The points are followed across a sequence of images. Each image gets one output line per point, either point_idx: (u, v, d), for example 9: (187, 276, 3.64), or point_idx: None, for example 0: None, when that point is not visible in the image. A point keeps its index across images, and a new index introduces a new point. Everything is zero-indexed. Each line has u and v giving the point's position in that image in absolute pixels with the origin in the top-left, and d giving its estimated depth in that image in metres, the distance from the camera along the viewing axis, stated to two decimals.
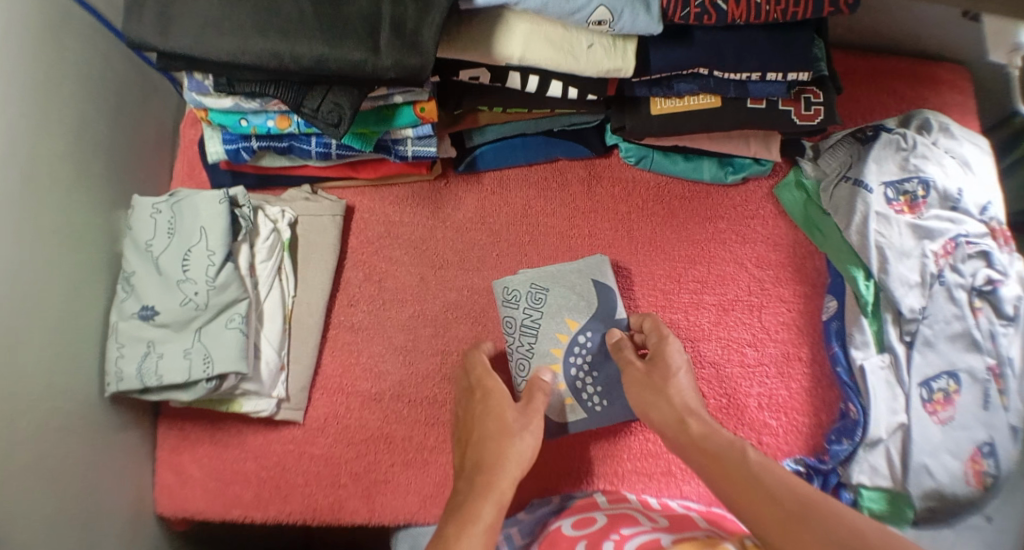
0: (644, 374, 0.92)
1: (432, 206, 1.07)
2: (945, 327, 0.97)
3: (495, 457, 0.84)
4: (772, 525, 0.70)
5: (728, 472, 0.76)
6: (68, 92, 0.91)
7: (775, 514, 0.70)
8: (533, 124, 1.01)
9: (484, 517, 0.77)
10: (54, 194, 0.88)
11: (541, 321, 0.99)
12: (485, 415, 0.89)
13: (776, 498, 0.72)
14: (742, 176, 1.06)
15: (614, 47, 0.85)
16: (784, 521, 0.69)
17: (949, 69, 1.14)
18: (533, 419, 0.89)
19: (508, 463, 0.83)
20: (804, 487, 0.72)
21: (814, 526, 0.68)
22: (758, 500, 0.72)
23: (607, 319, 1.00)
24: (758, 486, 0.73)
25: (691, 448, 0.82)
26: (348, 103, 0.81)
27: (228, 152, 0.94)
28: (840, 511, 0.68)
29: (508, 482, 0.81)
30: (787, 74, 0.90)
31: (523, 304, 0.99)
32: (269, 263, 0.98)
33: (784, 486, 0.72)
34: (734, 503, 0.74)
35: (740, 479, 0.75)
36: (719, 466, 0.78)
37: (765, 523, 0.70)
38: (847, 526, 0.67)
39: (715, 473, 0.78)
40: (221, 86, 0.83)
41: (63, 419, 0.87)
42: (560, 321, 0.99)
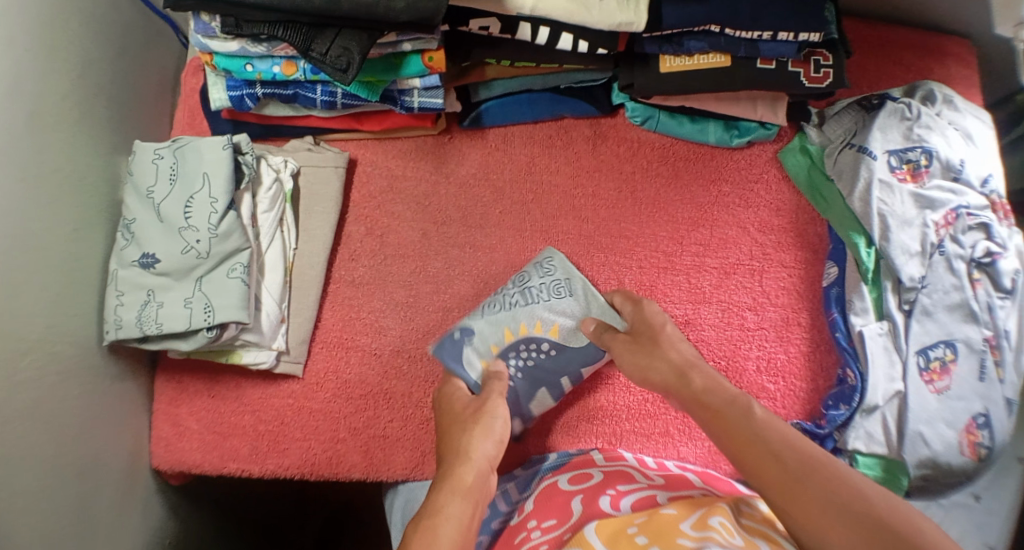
0: (629, 345, 0.90)
1: (435, 161, 1.06)
2: (944, 297, 0.97)
3: (456, 452, 0.83)
4: (776, 481, 0.71)
5: (731, 426, 0.77)
6: (70, 30, 0.89)
7: (779, 469, 0.72)
8: (540, 81, 1.01)
9: (443, 511, 0.76)
10: (55, 134, 0.86)
11: (540, 303, 0.98)
12: (448, 419, 0.89)
13: (778, 454, 0.73)
14: (747, 140, 1.07)
15: (627, 0, 0.85)
16: (788, 477, 0.71)
17: (956, 41, 1.13)
18: (487, 418, 0.86)
19: (473, 455, 0.82)
20: (807, 445, 0.73)
21: (817, 482, 0.69)
22: (761, 455, 0.73)
23: (574, 361, 0.96)
24: (761, 439, 0.75)
25: (693, 404, 0.82)
26: (356, 47, 0.79)
27: (231, 99, 0.93)
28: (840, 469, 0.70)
29: (473, 473, 0.80)
30: (799, 34, 0.90)
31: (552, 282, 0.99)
32: (270, 214, 0.97)
33: (787, 441, 0.74)
34: (738, 458, 0.75)
35: (743, 435, 0.76)
36: (721, 419, 0.78)
37: (768, 477, 0.72)
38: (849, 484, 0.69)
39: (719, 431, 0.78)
40: (228, 28, 0.81)
41: (62, 365, 0.86)
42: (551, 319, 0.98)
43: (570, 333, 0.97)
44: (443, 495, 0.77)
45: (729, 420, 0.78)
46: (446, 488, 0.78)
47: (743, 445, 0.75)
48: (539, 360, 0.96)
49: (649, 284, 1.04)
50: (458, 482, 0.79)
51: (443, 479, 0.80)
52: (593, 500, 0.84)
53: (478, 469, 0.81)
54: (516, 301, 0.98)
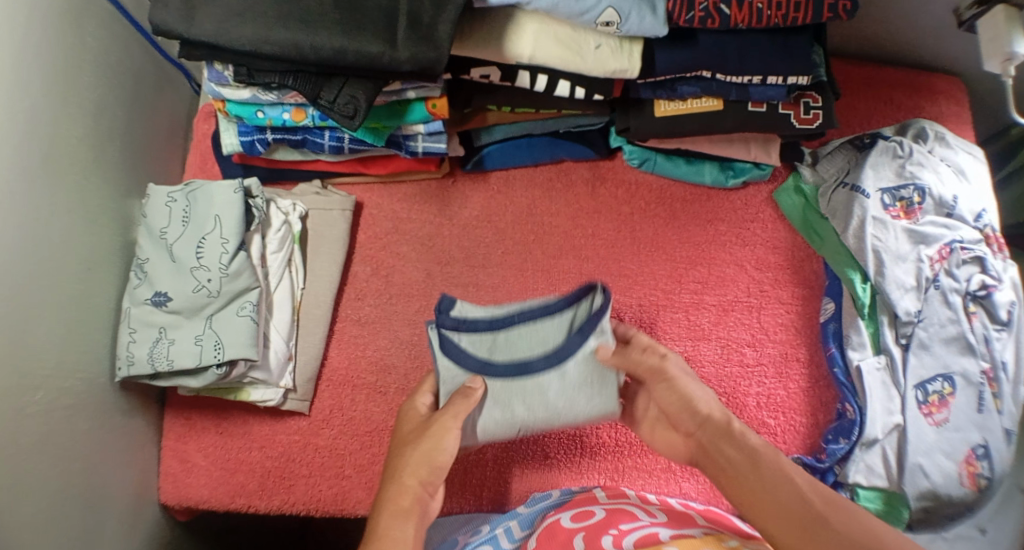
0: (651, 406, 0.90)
1: (439, 203, 1.09)
2: (940, 330, 0.99)
3: (395, 471, 0.84)
4: (798, 532, 0.70)
5: (744, 485, 0.76)
6: (86, 77, 0.94)
7: (786, 510, 0.72)
8: (538, 125, 1.04)
9: (380, 532, 0.78)
10: (69, 174, 0.90)
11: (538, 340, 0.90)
12: (398, 437, 0.89)
13: (790, 497, 0.72)
14: (742, 180, 1.10)
15: (620, 48, 0.89)
16: (806, 525, 0.70)
17: (945, 79, 1.17)
18: (434, 440, 0.85)
19: (406, 477, 0.82)
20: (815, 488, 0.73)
21: (841, 526, 0.68)
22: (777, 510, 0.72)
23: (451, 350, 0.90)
24: (775, 486, 0.74)
25: (722, 472, 0.78)
26: (362, 95, 0.83)
27: (242, 144, 0.97)
28: (859, 514, 0.70)
29: (409, 495, 0.81)
30: (787, 77, 0.93)
31: (558, 342, 0.90)
32: (279, 254, 1.00)
33: (803, 483, 0.73)
34: (758, 514, 0.73)
35: (757, 492, 0.74)
36: (737, 477, 0.77)
37: (795, 537, 0.70)
38: (876, 529, 0.68)
39: (730, 481, 0.77)
40: (240, 77, 0.86)
41: (73, 398, 0.88)
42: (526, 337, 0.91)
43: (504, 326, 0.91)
44: (386, 519, 0.79)
45: (741, 464, 0.77)
46: (396, 523, 0.78)
47: (766, 501, 0.73)
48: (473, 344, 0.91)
49: (649, 322, 1.06)
50: (406, 517, 0.79)
51: (386, 496, 0.81)
52: (595, 539, 0.83)
53: (414, 490, 0.81)
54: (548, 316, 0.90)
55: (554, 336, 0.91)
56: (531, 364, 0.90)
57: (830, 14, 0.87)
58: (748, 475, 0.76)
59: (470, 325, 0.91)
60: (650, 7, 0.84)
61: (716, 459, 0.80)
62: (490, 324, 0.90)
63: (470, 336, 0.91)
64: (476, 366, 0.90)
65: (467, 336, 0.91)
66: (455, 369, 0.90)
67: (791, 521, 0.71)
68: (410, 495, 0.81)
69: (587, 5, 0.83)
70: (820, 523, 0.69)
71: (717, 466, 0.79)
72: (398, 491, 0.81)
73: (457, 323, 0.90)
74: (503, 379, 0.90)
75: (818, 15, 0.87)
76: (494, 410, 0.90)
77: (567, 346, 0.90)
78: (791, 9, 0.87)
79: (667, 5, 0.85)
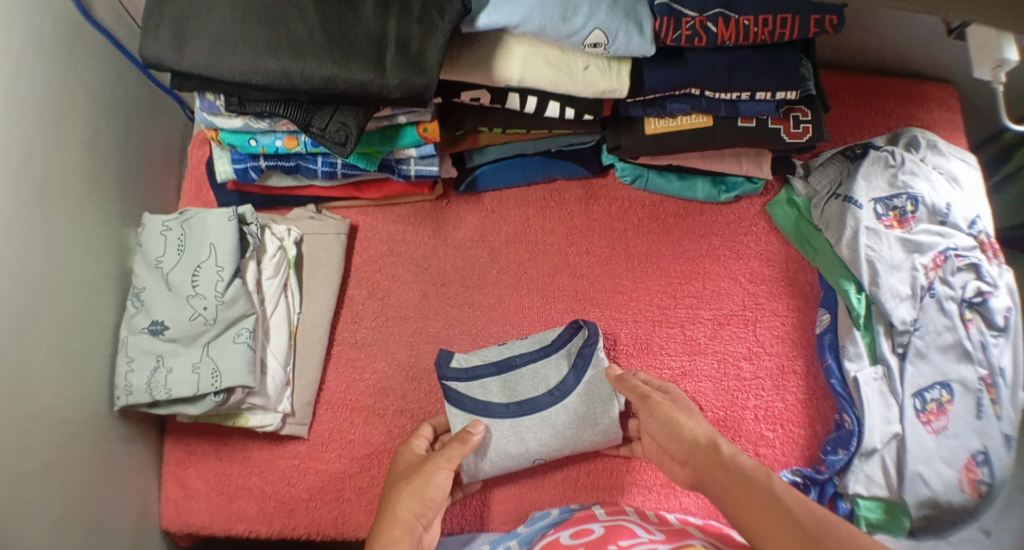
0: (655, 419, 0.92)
1: (434, 225, 1.10)
2: (937, 338, 0.99)
3: (386, 504, 0.87)
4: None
5: (744, 504, 0.76)
6: (80, 108, 0.94)
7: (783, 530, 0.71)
8: (530, 145, 1.05)
9: None
10: (64, 206, 0.90)
11: (542, 384, 0.99)
12: (391, 475, 0.93)
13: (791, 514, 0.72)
14: (735, 195, 1.10)
15: (609, 68, 0.89)
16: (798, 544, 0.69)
17: (937, 87, 1.18)
18: (426, 477, 0.89)
19: (399, 510, 0.86)
20: (818, 508, 0.72)
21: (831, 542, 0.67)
22: (775, 526, 0.72)
23: (456, 395, 0.98)
24: (775, 503, 0.74)
25: (724, 493, 0.79)
26: (354, 122, 0.84)
27: (236, 171, 0.98)
28: (852, 533, 0.68)
29: (401, 527, 0.84)
30: (775, 92, 0.94)
31: (562, 378, 0.99)
32: (275, 280, 1.01)
33: (793, 501, 0.73)
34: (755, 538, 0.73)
35: (757, 510, 0.74)
36: (737, 496, 0.77)
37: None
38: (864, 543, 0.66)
39: (733, 502, 0.77)
40: (232, 106, 0.86)
41: (73, 430, 0.89)
42: (533, 382, 0.99)
43: (509, 384, 0.99)
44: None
45: (741, 482, 0.78)
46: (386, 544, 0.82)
47: (760, 522, 0.73)
48: (482, 392, 0.98)
49: (644, 338, 1.06)
50: (398, 544, 0.82)
51: (379, 529, 0.84)
52: None
53: (406, 522, 0.84)
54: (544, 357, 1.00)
55: (553, 377, 0.99)
56: (537, 404, 0.98)
57: (817, 29, 0.89)
58: (740, 495, 0.77)
59: (472, 373, 0.99)
60: (638, 27, 0.85)
61: (713, 485, 0.81)
62: (490, 369, 0.99)
63: (476, 384, 0.99)
64: (480, 411, 0.97)
65: (473, 383, 0.99)
66: (461, 415, 0.97)
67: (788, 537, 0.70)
68: (402, 526, 0.84)
69: (574, 27, 0.83)
70: (811, 540, 0.68)
71: (720, 486, 0.80)
72: (391, 521, 0.85)
73: (459, 375, 0.98)
74: (508, 420, 0.97)
75: (806, 29, 0.88)
76: (507, 448, 0.96)
77: (567, 382, 0.99)
78: (778, 25, 0.88)
79: (654, 25, 0.86)
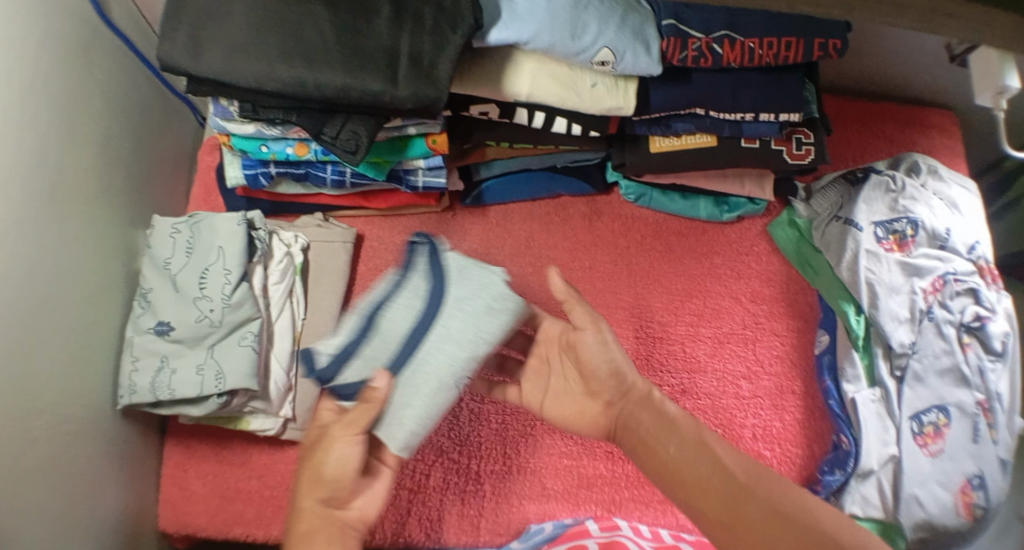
0: (596, 346, 0.84)
1: (439, 235, 1.11)
2: (935, 362, 0.99)
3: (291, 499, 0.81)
4: (714, 504, 0.69)
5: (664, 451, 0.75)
6: (94, 111, 0.96)
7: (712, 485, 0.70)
8: (537, 160, 1.06)
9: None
10: (74, 205, 0.92)
11: (403, 305, 0.83)
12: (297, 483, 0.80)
13: (721, 468, 0.71)
14: (737, 215, 1.12)
15: (616, 87, 0.91)
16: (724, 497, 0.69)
17: (937, 113, 1.20)
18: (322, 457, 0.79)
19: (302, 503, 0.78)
20: (749, 460, 0.73)
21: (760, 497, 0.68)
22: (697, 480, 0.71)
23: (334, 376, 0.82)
24: (700, 455, 0.73)
25: (644, 441, 0.77)
26: (365, 131, 0.86)
27: (246, 177, 0.99)
28: (791, 490, 0.69)
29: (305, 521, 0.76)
30: (779, 114, 0.96)
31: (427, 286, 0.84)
32: (281, 285, 1.01)
33: (720, 451, 0.73)
34: (675, 490, 0.73)
35: (677, 459, 0.74)
36: (656, 441, 0.77)
37: (712, 509, 0.69)
38: (800, 499, 0.67)
39: (648, 450, 0.77)
40: (245, 112, 0.88)
41: (74, 428, 0.89)
42: (391, 319, 0.83)
43: (385, 330, 0.83)
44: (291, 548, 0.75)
45: (662, 430, 0.77)
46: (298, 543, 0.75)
47: (682, 472, 0.73)
48: (360, 359, 0.82)
49: (646, 353, 1.07)
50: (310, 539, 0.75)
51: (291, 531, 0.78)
52: None
53: (308, 511, 0.77)
54: (430, 295, 0.81)
55: (419, 291, 0.84)
56: (414, 337, 0.81)
57: (821, 53, 0.91)
58: (660, 444, 0.76)
59: (343, 353, 0.82)
60: (645, 47, 0.87)
61: (637, 431, 0.78)
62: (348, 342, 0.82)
63: (353, 365, 0.82)
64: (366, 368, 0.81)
65: (348, 365, 0.82)
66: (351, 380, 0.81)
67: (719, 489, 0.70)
68: (321, 518, 0.77)
69: (583, 45, 0.85)
70: (740, 493, 0.69)
71: (641, 433, 0.78)
72: (297, 517, 0.77)
73: (331, 364, 0.82)
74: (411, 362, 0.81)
75: (810, 53, 0.91)
76: (420, 381, 0.80)
77: (426, 289, 0.84)
78: (782, 48, 0.90)
79: (660, 45, 0.87)
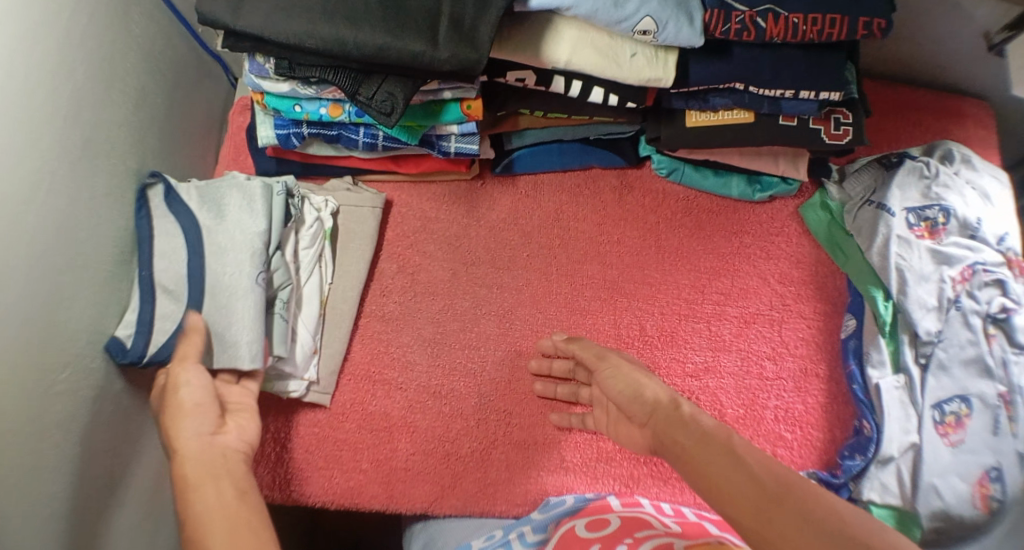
0: (618, 368, 0.94)
1: (467, 205, 1.11)
2: (959, 352, 0.98)
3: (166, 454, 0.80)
4: (747, 513, 0.70)
5: (703, 460, 0.77)
6: (129, 65, 0.95)
7: (747, 497, 0.71)
8: (569, 131, 1.06)
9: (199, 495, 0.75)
10: (107, 158, 0.91)
11: None
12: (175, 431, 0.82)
13: (755, 479, 0.72)
14: (769, 195, 1.11)
15: (656, 58, 0.90)
16: (758, 505, 0.70)
17: (975, 103, 1.18)
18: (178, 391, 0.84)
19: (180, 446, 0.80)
20: (781, 468, 0.73)
21: (793, 504, 0.69)
22: (731, 490, 0.73)
23: None
24: (735, 464, 0.75)
25: (683, 452, 0.80)
26: (401, 92, 0.84)
27: (278, 136, 0.98)
28: (823, 497, 0.69)
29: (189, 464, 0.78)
30: (819, 93, 0.94)
31: None
32: (310, 250, 1.01)
33: (754, 461, 0.74)
34: (714, 498, 0.74)
35: (715, 469, 0.75)
36: (694, 453, 0.78)
37: (743, 516, 0.70)
38: (833, 504, 0.68)
39: (688, 461, 0.78)
40: (281, 70, 0.87)
41: (102, 381, 0.89)
42: None
43: None
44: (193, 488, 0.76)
45: (700, 441, 0.79)
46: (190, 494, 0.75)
47: (720, 482, 0.74)
48: None
49: (670, 331, 1.06)
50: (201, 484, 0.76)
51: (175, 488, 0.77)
52: None
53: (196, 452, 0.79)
54: None
55: None
56: None
57: (865, 32, 0.89)
58: (698, 456, 0.78)
59: None
60: (689, 18, 0.85)
61: (672, 445, 0.82)
62: None
63: None
64: None
65: None
66: None
67: (754, 497, 0.71)
68: (203, 466, 0.78)
69: (625, 14, 0.84)
70: (774, 501, 0.69)
71: (679, 443, 0.81)
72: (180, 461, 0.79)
73: None
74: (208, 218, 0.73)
75: (854, 31, 0.88)
76: None
77: None
78: (827, 25, 0.88)
79: (704, 17, 0.86)
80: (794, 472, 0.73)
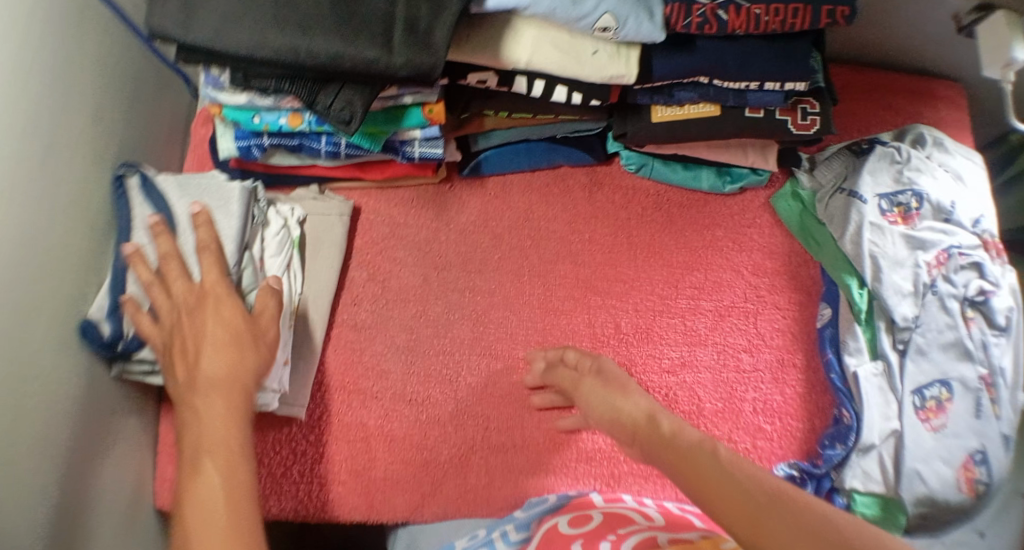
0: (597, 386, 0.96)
1: (436, 208, 1.10)
2: (938, 336, 0.98)
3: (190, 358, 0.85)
4: (742, 518, 0.69)
5: (695, 469, 0.77)
6: (87, 80, 0.94)
7: (738, 503, 0.71)
8: (537, 131, 1.05)
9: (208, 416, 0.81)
10: (66, 176, 0.90)
11: None
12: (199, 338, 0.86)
13: (746, 488, 0.72)
14: (739, 186, 1.10)
15: (618, 53, 0.89)
16: (752, 511, 0.69)
17: (944, 85, 1.17)
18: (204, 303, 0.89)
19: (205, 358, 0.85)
20: (773, 480, 0.73)
21: (784, 509, 0.68)
22: (724, 497, 0.72)
23: None
24: (726, 473, 0.75)
25: (673, 465, 0.80)
26: (359, 101, 0.83)
27: (239, 149, 0.97)
28: (813, 503, 0.69)
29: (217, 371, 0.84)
30: (784, 83, 0.93)
31: None
32: (278, 257, 1.00)
33: (743, 471, 0.74)
34: (707, 505, 0.73)
35: (707, 478, 0.75)
36: (685, 465, 0.79)
37: (736, 521, 0.70)
38: (821, 509, 0.68)
39: (682, 470, 0.79)
40: (237, 81, 0.86)
41: (69, 405, 0.87)
42: None
43: None
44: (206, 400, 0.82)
45: (692, 453, 0.79)
46: (208, 415, 0.82)
47: (714, 488, 0.74)
48: None
49: (645, 328, 1.06)
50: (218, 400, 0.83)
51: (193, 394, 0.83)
52: (593, 544, 0.82)
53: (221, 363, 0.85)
54: None
55: None
56: None
57: (829, 21, 0.88)
58: (689, 468, 0.78)
59: None
60: (648, 13, 0.84)
61: (659, 460, 0.83)
62: None
63: None
64: None
65: None
66: None
67: (748, 504, 0.70)
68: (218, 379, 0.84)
69: (584, 11, 0.83)
70: (765, 508, 0.69)
71: (670, 458, 0.81)
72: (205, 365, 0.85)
73: None
74: None
75: (817, 20, 0.87)
76: None
77: None
78: (789, 16, 0.87)
79: (665, 11, 0.85)
80: (774, 476, 0.74)
